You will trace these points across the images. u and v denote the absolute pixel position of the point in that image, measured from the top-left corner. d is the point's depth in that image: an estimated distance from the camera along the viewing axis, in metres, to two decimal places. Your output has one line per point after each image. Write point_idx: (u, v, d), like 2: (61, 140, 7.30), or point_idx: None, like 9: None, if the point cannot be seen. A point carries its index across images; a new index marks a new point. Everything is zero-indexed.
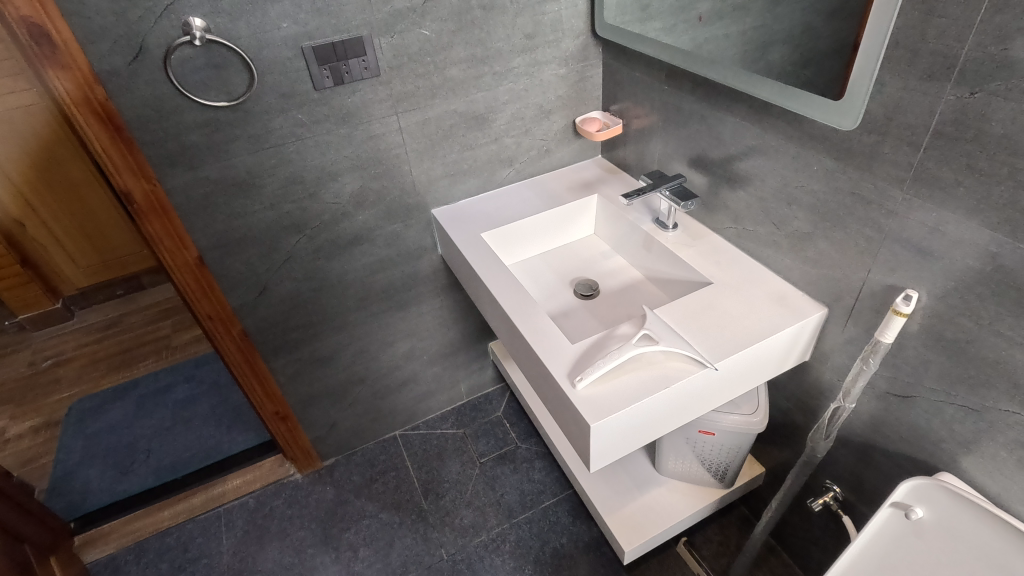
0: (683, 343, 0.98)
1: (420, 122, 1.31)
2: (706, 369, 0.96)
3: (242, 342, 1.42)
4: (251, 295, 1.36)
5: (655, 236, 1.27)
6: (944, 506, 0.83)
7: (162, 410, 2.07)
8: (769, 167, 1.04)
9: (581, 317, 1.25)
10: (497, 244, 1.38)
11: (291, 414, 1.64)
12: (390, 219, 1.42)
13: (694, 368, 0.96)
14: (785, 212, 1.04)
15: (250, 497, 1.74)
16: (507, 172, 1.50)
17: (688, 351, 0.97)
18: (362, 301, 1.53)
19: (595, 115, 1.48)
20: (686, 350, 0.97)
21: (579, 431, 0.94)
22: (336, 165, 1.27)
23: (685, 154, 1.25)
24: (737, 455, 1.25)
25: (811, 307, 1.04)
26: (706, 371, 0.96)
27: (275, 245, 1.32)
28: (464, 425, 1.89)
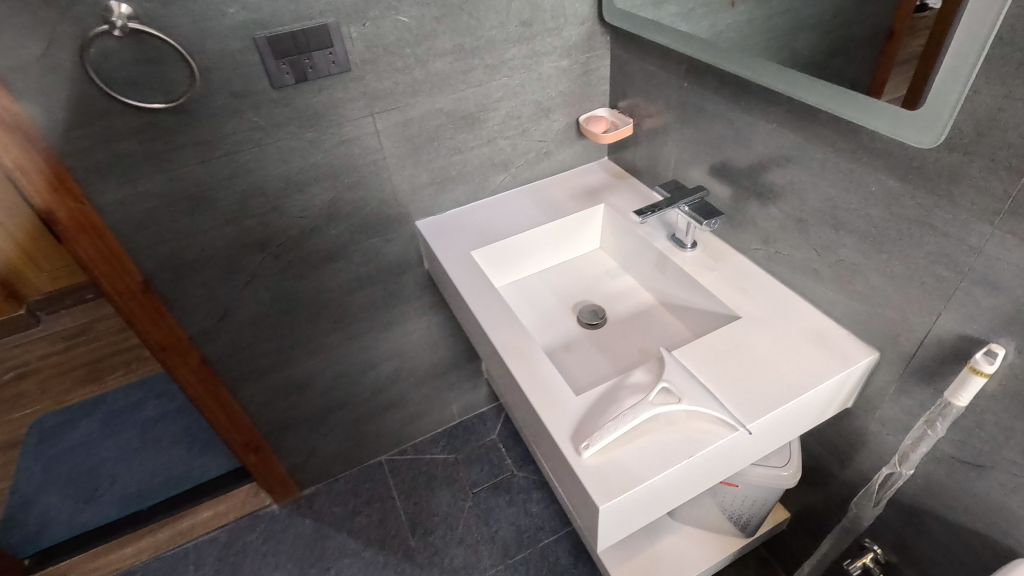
0: (712, 398, 0.83)
1: (399, 123, 1.13)
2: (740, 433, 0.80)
3: (202, 372, 1.25)
4: (209, 321, 1.19)
5: (670, 256, 1.10)
6: None
7: (130, 429, 1.92)
8: (812, 183, 0.87)
9: (586, 350, 1.09)
10: (489, 263, 1.22)
11: (264, 444, 1.48)
12: (368, 233, 1.25)
13: (723, 430, 0.81)
14: (830, 237, 0.88)
15: (222, 531, 1.60)
16: (501, 178, 1.33)
17: (718, 409, 0.82)
18: (339, 323, 1.36)
19: (601, 113, 1.31)
20: (715, 408, 0.82)
21: (582, 508, 0.79)
22: (303, 173, 1.10)
23: (707, 161, 1.08)
24: (760, 505, 1.10)
25: (858, 351, 0.88)
26: (737, 435, 0.80)
27: (235, 265, 1.15)
28: (456, 448, 1.75)
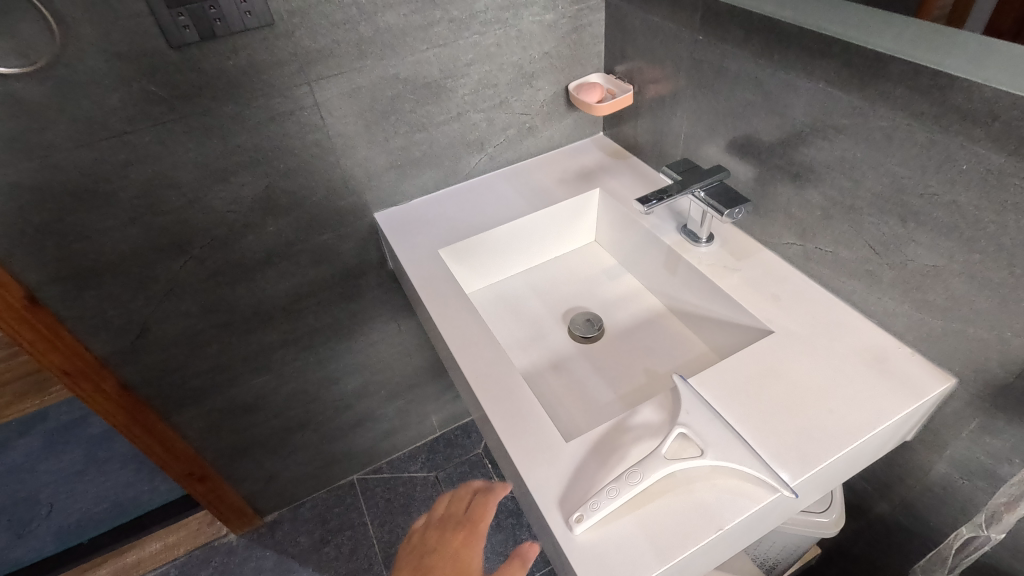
0: (744, 447, 0.64)
1: (345, 93, 0.91)
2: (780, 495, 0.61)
3: (124, 399, 1.05)
4: (124, 340, 0.99)
5: (682, 254, 0.90)
6: None
7: (74, 449, 1.72)
8: (871, 160, 0.67)
9: (580, 371, 0.89)
10: (462, 263, 1.01)
11: (212, 473, 1.28)
12: (316, 229, 1.04)
13: (759, 490, 0.61)
14: (894, 231, 0.67)
15: (172, 566, 1.42)
16: (477, 159, 1.12)
17: (751, 463, 0.62)
18: (290, 334, 1.16)
19: (595, 79, 1.09)
20: (748, 462, 0.62)
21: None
22: (224, 157, 0.88)
23: (726, 134, 0.87)
24: (788, 549, 0.92)
25: (929, 378, 0.69)
26: (778, 497, 0.61)
27: (148, 272, 0.93)
28: (437, 466, 1.56)
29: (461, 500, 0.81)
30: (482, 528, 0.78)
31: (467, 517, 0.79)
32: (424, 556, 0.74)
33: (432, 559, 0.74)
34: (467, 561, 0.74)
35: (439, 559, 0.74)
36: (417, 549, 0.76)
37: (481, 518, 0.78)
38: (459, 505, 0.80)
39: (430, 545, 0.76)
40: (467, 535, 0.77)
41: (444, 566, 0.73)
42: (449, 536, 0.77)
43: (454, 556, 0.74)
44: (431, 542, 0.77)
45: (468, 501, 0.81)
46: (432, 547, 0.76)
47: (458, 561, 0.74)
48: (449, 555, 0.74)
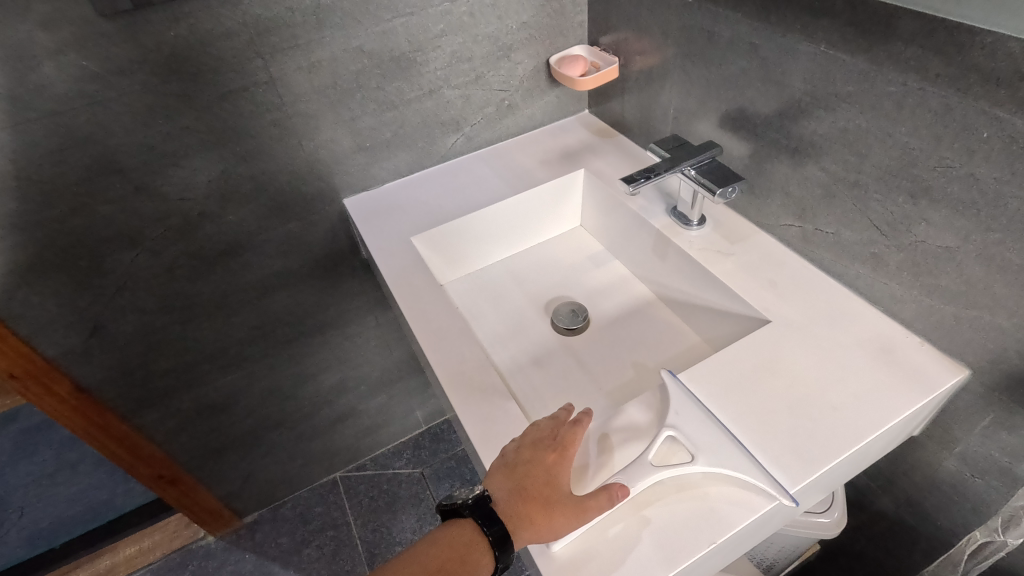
0: (738, 451, 0.58)
1: (304, 68, 0.84)
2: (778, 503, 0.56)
3: (79, 402, 0.98)
4: (76, 340, 0.91)
5: (672, 238, 0.83)
6: None
7: (45, 451, 1.65)
8: (879, 131, 0.60)
9: (564, 365, 0.83)
10: (437, 252, 0.94)
11: (183, 476, 1.22)
12: (281, 217, 0.97)
13: (755, 499, 0.56)
14: (902, 209, 0.61)
15: (146, 571, 1.36)
16: (453, 140, 1.04)
17: (746, 468, 0.57)
18: (259, 330, 1.09)
19: (577, 52, 1.02)
20: (742, 467, 0.57)
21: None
22: (172, 140, 0.81)
23: (718, 107, 0.80)
24: (786, 549, 0.87)
25: (939, 370, 0.63)
26: (777, 506, 0.56)
27: (96, 266, 0.86)
28: (423, 462, 1.51)
29: (548, 420, 0.61)
30: (573, 449, 0.58)
31: (560, 438, 0.59)
32: (516, 467, 0.57)
33: (524, 463, 0.57)
34: (561, 472, 0.56)
35: (535, 471, 0.56)
36: (509, 457, 0.58)
37: (573, 440, 0.59)
38: (545, 426, 0.60)
39: (520, 447, 0.59)
40: (561, 448, 0.58)
41: (535, 502, 0.55)
42: (539, 455, 0.58)
43: (548, 466, 0.57)
44: (522, 439, 0.59)
45: (553, 426, 0.60)
46: (523, 449, 0.58)
47: (553, 466, 0.57)
48: (541, 459, 0.57)
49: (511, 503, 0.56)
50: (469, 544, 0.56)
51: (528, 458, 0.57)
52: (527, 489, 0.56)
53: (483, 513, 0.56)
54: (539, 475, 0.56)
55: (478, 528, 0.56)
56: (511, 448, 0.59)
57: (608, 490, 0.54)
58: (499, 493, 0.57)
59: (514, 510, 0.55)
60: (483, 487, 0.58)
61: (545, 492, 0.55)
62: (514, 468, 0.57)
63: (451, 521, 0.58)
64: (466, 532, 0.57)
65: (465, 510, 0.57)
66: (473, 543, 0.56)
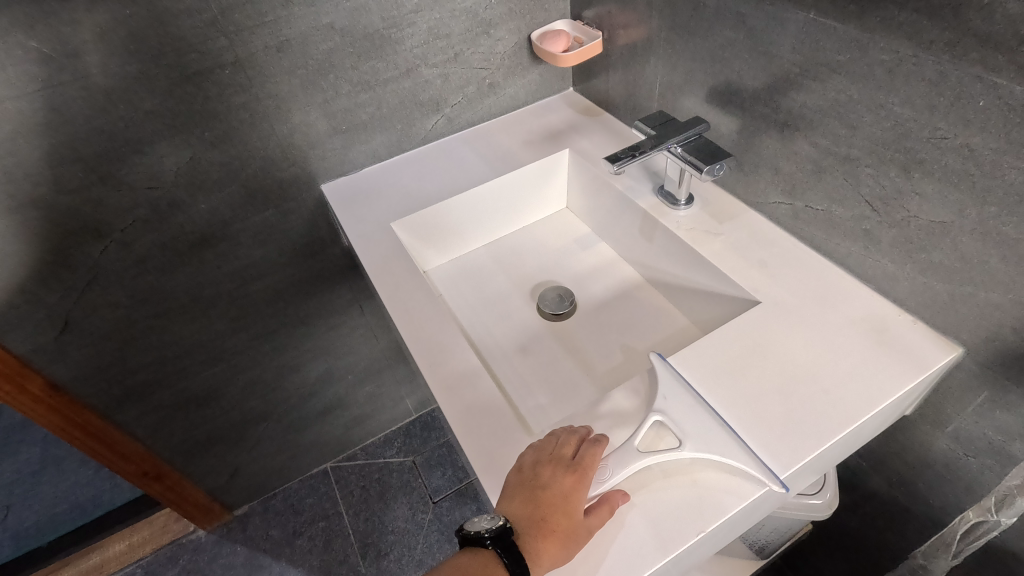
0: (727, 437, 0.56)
1: (272, 47, 0.80)
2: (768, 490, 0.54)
3: (54, 400, 0.95)
4: (45, 337, 0.88)
5: (659, 218, 0.81)
6: None
7: (29, 449, 1.62)
8: (870, 102, 0.58)
9: (550, 351, 0.81)
10: (418, 237, 0.92)
11: (168, 471, 1.20)
12: (256, 205, 0.94)
13: (744, 485, 0.54)
14: (895, 183, 0.59)
15: (137, 566, 1.35)
16: (434, 121, 1.01)
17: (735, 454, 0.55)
18: (239, 321, 1.07)
19: (560, 26, 0.98)
20: (731, 454, 0.55)
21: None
22: (135, 126, 0.77)
23: (704, 81, 0.77)
24: (778, 532, 0.86)
25: (932, 349, 0.61)
26: (767, 492, 0.54)
27: (62, 260, 0.83)
28: (414, 450, 1.49)
29: (563, 440, 0.57)
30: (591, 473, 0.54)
31: (578, 460, 0.55)
32: (533, 492, 0.53)
33: (542, 488, 0.53)
34: (580, 497, 0.53)
35: (552, 497, 0.52)
36: (524, 480, 0.54)
37: (592, 462, 0.55)
38: (562, 446, 0.56)
39: (535, 469, 0.55)
40: (580, 471, 0.54)
41: (551, 530, 0.51)
42: (557, 479, 0.53)
43: (566, 491, 0.53)
44: (536, 462, 0.55)
45: (569, 447, 0.56)
46: (538, 472, 0.54)
47: (572, 491, 0.53)
48: (560, 483, 0.53)
49: (525, 532, 0.51)
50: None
51: (544, 482, 0.53)
52: (544, 518, 0.51)
53: (501, 546, 0.51)
54: (556, 501, 0.52)
55: (496, 561, 0.50)
56: (525, 470, 0.55)
57: (611, 497, 0.53)
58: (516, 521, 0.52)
59: (529, 540, 0.50)
60: (498, 514, 0.53)
61: (563, 521, 0.51)
62: (531, 493, 0.53)
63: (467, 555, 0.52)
64: (484, 565, 0.50)
65: (486, 540, 0.51)
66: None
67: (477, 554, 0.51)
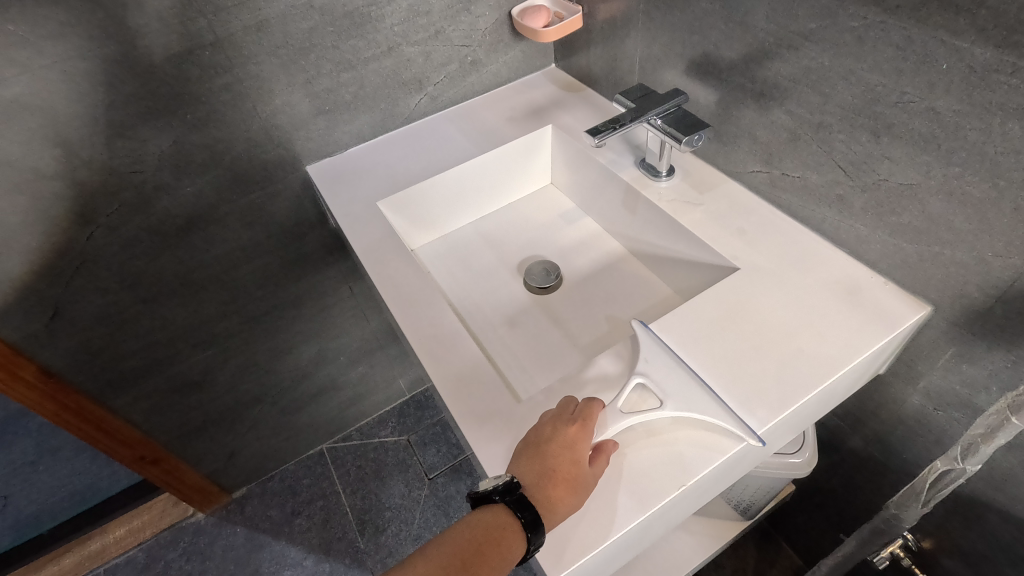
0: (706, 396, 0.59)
1: (251, 27, 0.80)
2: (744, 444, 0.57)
3: (47, 386, 0.96)
4: (36, 324, 0.89)
5: (641, 190, 0.83)
6: None
7: (23, 440, 1.63)
8: (841, 69, 0.59)
9: (538, 323, 0.83)
10: (404, 216, 0.93)
11: (165, 455, 1.21)
12: (241, 187, 0.94)
13: (722, 441, 0.57)
14: (866, 147, 0.60)
15: (138, 550, 1.37)
16: (416, 100, 1.01)
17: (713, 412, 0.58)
18: (228, 304, 1.07)
19: (540, 2, 0.98)
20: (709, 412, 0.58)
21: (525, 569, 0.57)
22: (117, 109, 0.77)
23: (683, 53, 0.78)
24: (764, 493, 0.89)
25: (902, 307, 0.64)
26: (745, 446, 0.57)
27: (49, 246, 0.83)
28: (408, 429, 1.52)
29: (562, 401, 0.59)
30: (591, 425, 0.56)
31: (577, 414, 0.57)
32: (538, 449, 0.55)
33: (547, 443, 0.55)
34: (583, 447, 0.55)
35: (557, 449, 0.54)
36: (530, 441, 0.56)
37: (592, 415, 0.57)
38: (562, 405, 0.58)
39: (540, 429, 0.57)
40: (581, 423, 0.56)
41: (560, 481, 0.53)
42: (561, 434, 0.55)
43: (570, 443, 0.55)
44: (540, 423, 0.58)
45: (569, 404, 0.58)
46: (542, 429, 0.57)
47: (574, 442, 0.55)
48: (563, 435, 0.55)
49: (534, 485, 0.53)
50: (501, 530, 0.52)
51: (549, 437, 0.55)
52: (552, 470, 0.53)
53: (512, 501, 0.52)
54: (561, 453, 0.54)
55: (509, 514, 0.52)
56: (529, 432, 0.57)
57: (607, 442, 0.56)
58: (525, 477, 0.53)
59: (538, 492, 0.52)
60: (507, 474, 0.55)
61: (569, 471, 0.54)
62: (536, 449, 0.55)
63: (482, 512, 0.53)
64: (499, 518, 0.52)
65: (497, 496, 0.53)
66: (505, 532, 0.52)
67: (490, 509, 0.53)
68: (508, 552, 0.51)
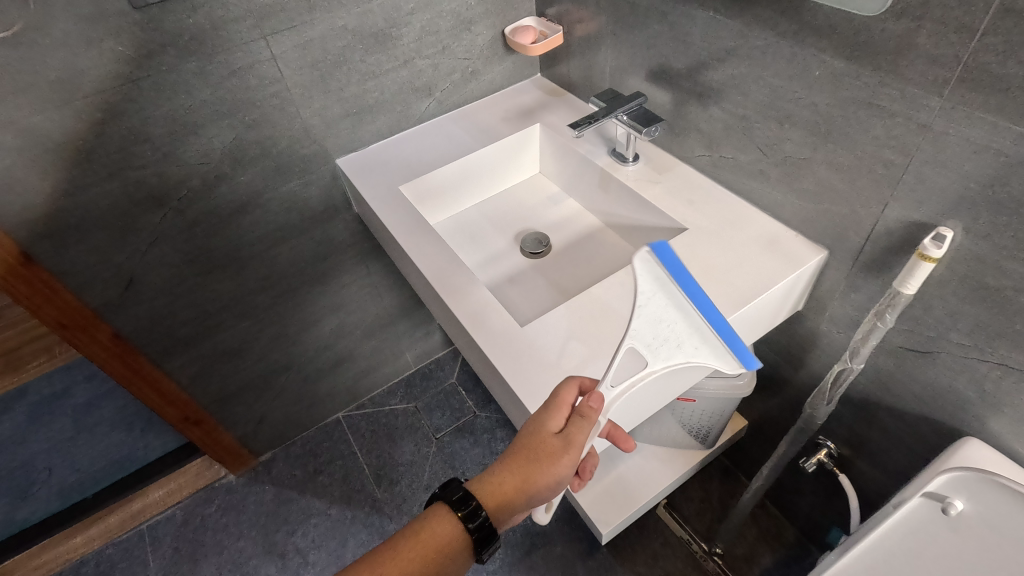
0: (685, 302, 0.63)
1: (298, 46, 0.99)
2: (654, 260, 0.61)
3: (117, 347, 1.13)
4: (113, 292, 1.06)
5: (613, 173, 1.04)
6: (994, 502, 0.65)
7: (61, 418, 1.79)
8: (754, 75, 0.81)
9: (532, 282, 1.03)
10: (420, 198, 1.12)
11: (206, 417, 1.39)
12: (283, 176, 1.13)
13: (641, 281, 0.63)
14: (774, 133, 0.82)
15: (177, 508, 1.53)
16: (426, 104, 1.21)
17: (668, 286, 0.63)
18: (266, 280, 1.25)
19: (528, 23, 1.19)
20: (663, 287, 0.63)
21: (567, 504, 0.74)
22: (190, 112, 0.96)
23: (643, 64, 1.00)
24: (719, 417, 1.10)
25: (807, 251, 0.85)
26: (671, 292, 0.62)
27: (131, 224, 1.01)
28: (415, 397, 1.70)
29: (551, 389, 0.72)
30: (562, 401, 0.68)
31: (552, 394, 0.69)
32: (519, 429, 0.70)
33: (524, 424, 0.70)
34: (549, 420, 0.67)
35: (529, 427, 0.68)
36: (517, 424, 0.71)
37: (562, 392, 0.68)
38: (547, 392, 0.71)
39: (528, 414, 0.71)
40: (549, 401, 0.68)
41: (530, 450, 0.67)
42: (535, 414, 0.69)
43: (539, 419, 0.68)
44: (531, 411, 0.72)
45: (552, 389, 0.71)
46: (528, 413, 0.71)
47: (541, 416, 0.68)
48: (534, 415, 0.69)
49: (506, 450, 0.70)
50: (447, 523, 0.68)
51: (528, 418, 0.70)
52: (524, 443, 0.68)
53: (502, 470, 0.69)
54: (532, 429, 0.68)
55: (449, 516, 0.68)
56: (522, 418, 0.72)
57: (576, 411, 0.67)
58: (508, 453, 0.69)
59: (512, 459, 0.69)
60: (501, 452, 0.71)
61: (536, 441, 0.67)
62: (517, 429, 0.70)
63: (419, 513, 0.69)
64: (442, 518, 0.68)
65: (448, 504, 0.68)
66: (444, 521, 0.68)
67: (423, 510, 0.69)
68: (454, 532, 0.68)
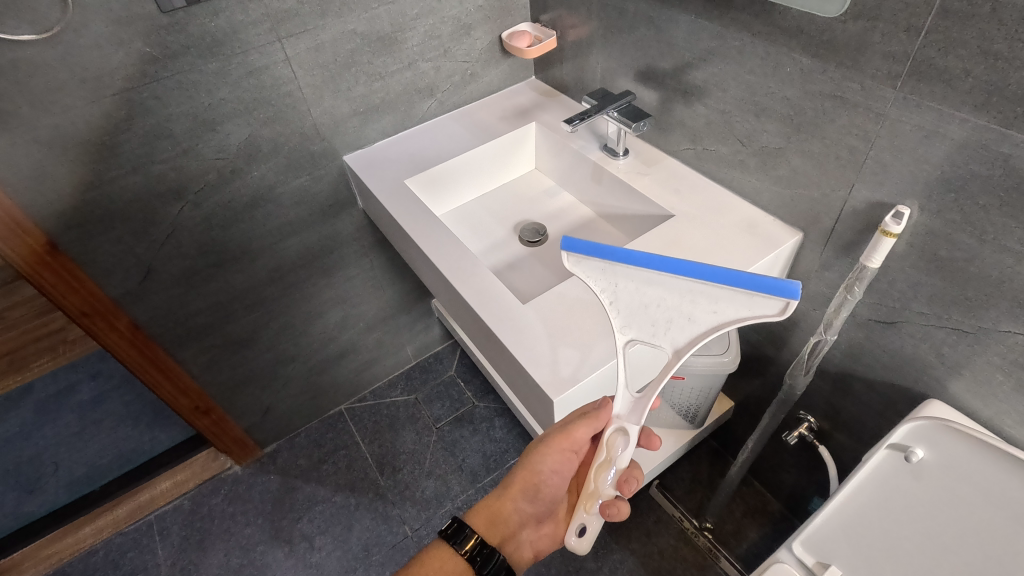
0: (646, 276, 0.66)
1: (311, 48, 1.06)
2: (580, 258, 0.68)
3: (134, 336, 1.18)
4: (132, 282, 1.12)
5: (605, 166, 1.11)
6: (948, 448, 0.76)
7: (67, 415, 1.82)
8: (733, 73, 0.89)
9: (530, 267, 1.10)
10: (424, 191, 1.19)
11: (215, 406, 1.44)
12: (294, 171, 1.19)
13: (594, 282, 0.70)
14: (752, 125, 0.90)
15: (184, 498, 1.57)
16: (428, 104, 1.28)
17: (616, 272, 0.68)
18: (275, 272, 1.31)
19: (523, 28, 1.26)
20: (613, 275, 0.68)
21: (593, 528, 0.74)
22: (210, 110, 1.02)
23: (631, 65, 1.08)
24: (707, 395, 1.17)
25: (784, 233, 0.93)
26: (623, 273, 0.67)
27: (152, 216, 1.07)
28: (415, 389, 1.76)
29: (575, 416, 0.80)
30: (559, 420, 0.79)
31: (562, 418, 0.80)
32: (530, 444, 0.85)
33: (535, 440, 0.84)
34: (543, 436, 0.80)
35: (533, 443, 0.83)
36: None
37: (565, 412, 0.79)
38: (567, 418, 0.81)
39: None
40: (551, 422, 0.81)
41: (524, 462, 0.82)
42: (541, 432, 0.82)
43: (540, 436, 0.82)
44: None
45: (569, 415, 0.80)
46: None
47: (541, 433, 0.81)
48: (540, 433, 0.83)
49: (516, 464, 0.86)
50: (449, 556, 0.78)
51: None
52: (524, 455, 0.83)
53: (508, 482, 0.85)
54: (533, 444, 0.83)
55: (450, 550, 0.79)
56: None
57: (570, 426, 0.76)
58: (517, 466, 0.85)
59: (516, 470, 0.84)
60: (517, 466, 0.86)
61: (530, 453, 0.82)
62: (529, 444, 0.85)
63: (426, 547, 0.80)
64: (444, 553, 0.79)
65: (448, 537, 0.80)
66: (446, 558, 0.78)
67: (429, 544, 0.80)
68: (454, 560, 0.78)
